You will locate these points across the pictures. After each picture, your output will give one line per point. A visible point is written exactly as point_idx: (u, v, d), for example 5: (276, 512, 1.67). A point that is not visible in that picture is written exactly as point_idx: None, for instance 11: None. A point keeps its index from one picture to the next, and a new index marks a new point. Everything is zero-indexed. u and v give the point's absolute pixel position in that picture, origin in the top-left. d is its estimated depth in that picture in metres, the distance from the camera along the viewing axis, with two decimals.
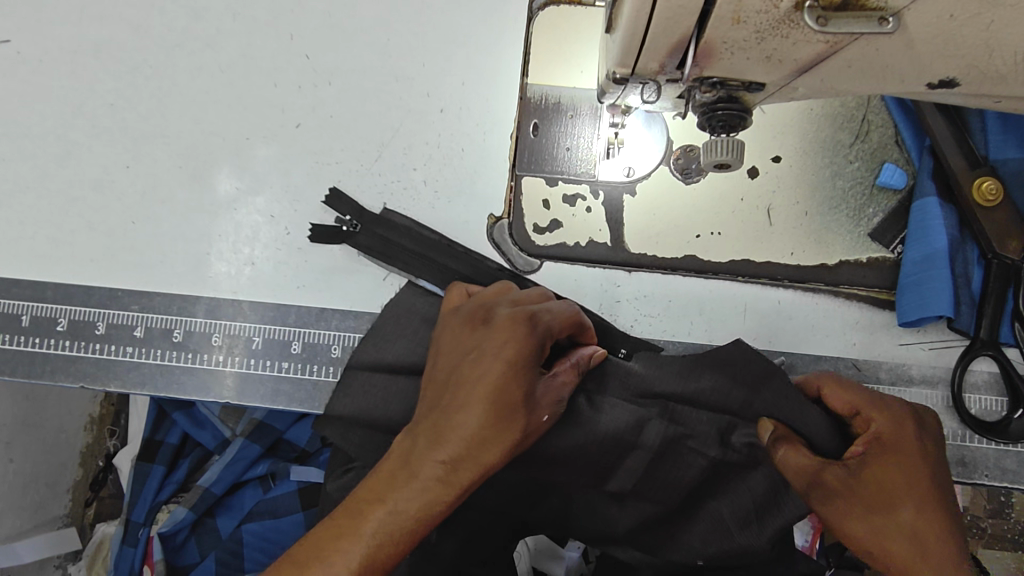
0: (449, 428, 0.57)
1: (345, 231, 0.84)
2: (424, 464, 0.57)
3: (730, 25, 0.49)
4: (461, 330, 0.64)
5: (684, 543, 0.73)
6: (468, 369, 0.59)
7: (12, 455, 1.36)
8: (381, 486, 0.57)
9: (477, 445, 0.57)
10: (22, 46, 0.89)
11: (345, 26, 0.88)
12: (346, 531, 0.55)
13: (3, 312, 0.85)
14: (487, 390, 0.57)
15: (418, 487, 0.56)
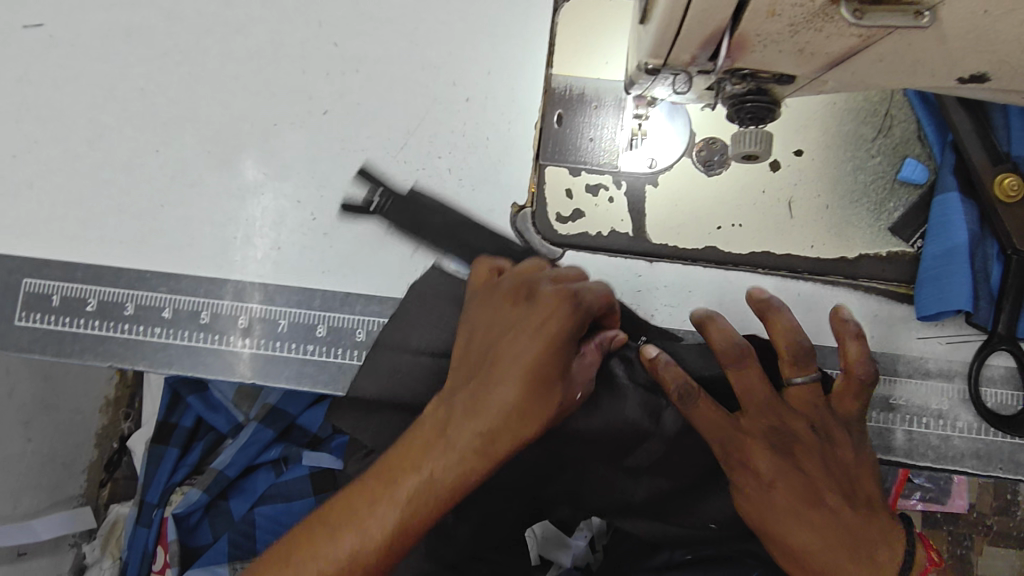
0: (483, 401, 0.59)
1: (374, 211, 0.86)
2: (460, 435, 0.59)
3: (765, 18, 0.50)
4: (505, 307, 0.65)
5: (698, 511, 0.78)
6: (510, 345, 0.61)
7: (31, 435, 1.38)
8: (410, 454, 0.60)
9: (516, 418, 0.58)
10: (55, 30, 0.91)
11: (373, 15, 0.89)
12: (375, 496, 0.58)
13: (34, 292, 0.86)
14: (529, 366, 0.58)
15: (450, 457, 0.58)
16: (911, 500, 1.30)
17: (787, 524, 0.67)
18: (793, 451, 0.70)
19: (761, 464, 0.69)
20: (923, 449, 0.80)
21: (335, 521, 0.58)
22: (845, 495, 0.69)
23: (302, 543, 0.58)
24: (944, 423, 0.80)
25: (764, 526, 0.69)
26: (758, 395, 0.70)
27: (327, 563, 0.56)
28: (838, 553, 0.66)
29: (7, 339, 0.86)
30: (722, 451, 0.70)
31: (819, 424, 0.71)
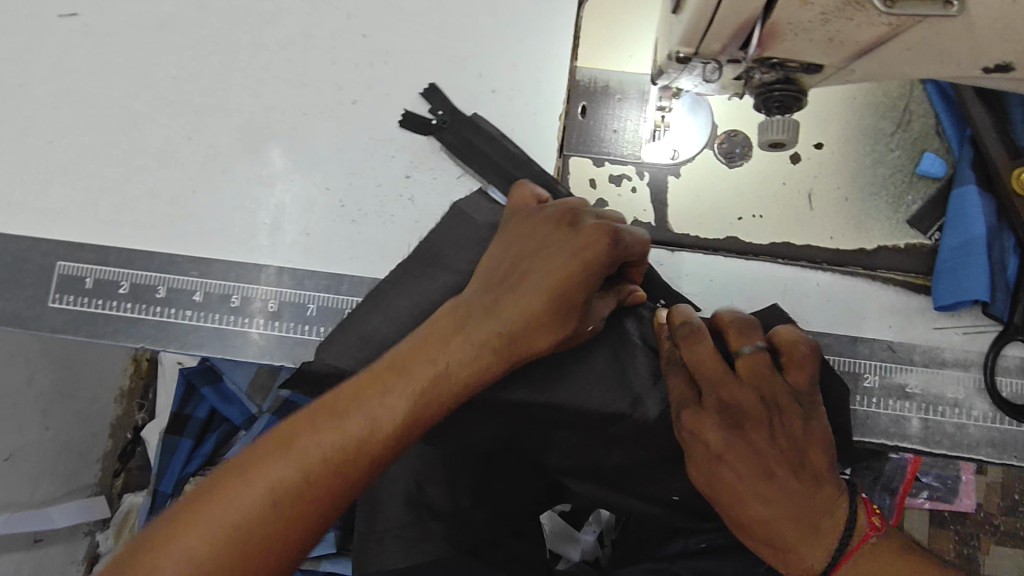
0: (507, 310, 0.61)
1: (434, 125, 0.88)
2: (479, 331, 0.60)
3: (797, 7, 0.51)
4: (541, 230, 0.66)
5: (666, 482, 0.81)
6: (543, 266, 0.62)
7: (49, 423, 1.41)
8: (423, 351, 0.60)
9: (537, 325, 0.61)
10: (90, 20, 0.93)
11: (401, 7, 0.91)
12: (382, 387, 0.58)
13: (68, 274, 0.88)
14: (560, 282, 0.60)
15: (464, 359, 0.60)
16: (919, 499, 1.32)
17: (735, 496, 0.64)
18: (748, 426, 0.65)
19: (710, 437, 0.65)
20: (938, 437, 0.81)
21: (327, 416, 0.57)
22: (794, 467, 0.65)
23: (295, 431, 0.57)
24: (959, 411, 0.81)
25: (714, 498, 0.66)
26: (707, 367, 0.66)
27: (318, 452, 0.55)
28: (780, 521, 0.64)
29: (41, 321, 0.88)
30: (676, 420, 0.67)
31: (773, 393, 0.67)
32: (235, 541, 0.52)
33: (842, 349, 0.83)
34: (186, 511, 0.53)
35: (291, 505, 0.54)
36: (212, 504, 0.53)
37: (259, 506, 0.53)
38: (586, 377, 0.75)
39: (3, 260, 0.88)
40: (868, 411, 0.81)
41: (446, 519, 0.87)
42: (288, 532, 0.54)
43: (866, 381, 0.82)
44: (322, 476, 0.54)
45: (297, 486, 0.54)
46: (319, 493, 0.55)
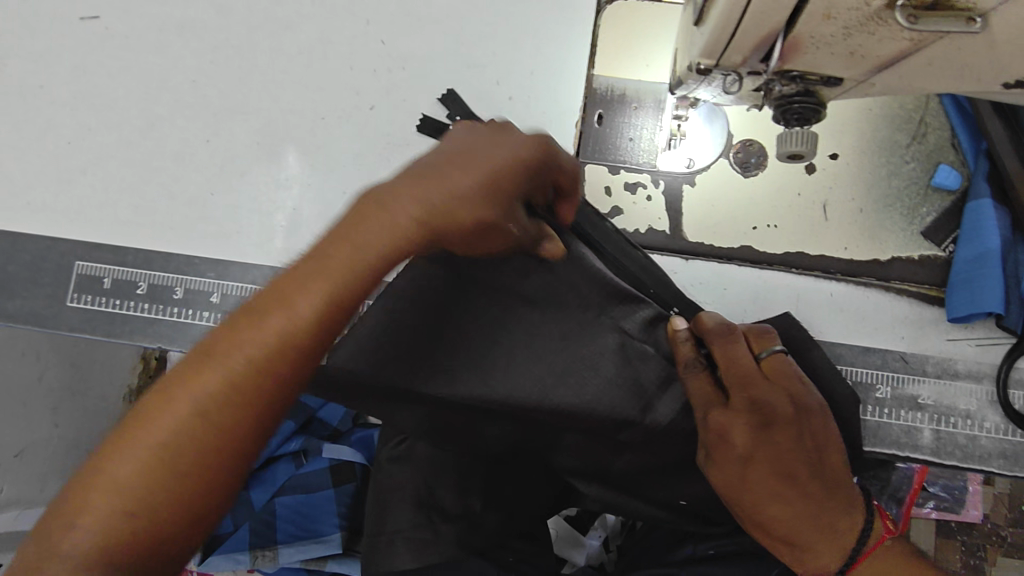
0: (415, 206, 0.55)
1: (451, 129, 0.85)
2: (392, 210, 0.55)
3: (820, 21, 0.52)
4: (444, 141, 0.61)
5: (674, 485, 0.82)
6: (447, 168, 0.57)
7: (58, 421, 1.42)
8: (318, 256, 0.55)
9: (454, 200, 0.56)
10: (111, 22, 0.94)
11: (420, 14, 0.92)
12: (281, 302, 0.53)
13: (86, 274, 0.89)
14: (488, 166, 0.57)
15: (368, 258, 0.55)
16: (925, 508, 1.32)
17: (757, 498, 0.66)
18: (776, 430, 0.65)
19: (738, 439, 0.65)
20: (950, 448, 0.81)
21: (225, 339, 0.53)
22: (816, 470, 0.66)
23: (198, 362, 0.52)
24: (972, 423, 0.81)
25: (734, 500, 0.67)
26: (740, 365, 0.68)
27: (222, 375, 0.51)
28: (799, 522, 0.66)
29: (59, 320, 0.89)
30: (704, 423, 0.67)
31: (798, 395, 0.68)
32: (152, 474, 0.49)
33: (855, 359, 0.83)
34: (100, 455, 0.50)
35: (210, 428, 0.51)
36: (120, 445, 0.50)
37: (174, 433, 0.50)
38: (599, 381, 0.75)
39: (21, 259, 0.89)
40: (879, 421, 0.82)
41: (457, 522, 0.88)
42: (215, 454, 0.51)
43: (878, 392, 0.82)
44: (234, 393, 0.51)
45: (210, 407, 0.51)
46: (234, 411, 0.51)
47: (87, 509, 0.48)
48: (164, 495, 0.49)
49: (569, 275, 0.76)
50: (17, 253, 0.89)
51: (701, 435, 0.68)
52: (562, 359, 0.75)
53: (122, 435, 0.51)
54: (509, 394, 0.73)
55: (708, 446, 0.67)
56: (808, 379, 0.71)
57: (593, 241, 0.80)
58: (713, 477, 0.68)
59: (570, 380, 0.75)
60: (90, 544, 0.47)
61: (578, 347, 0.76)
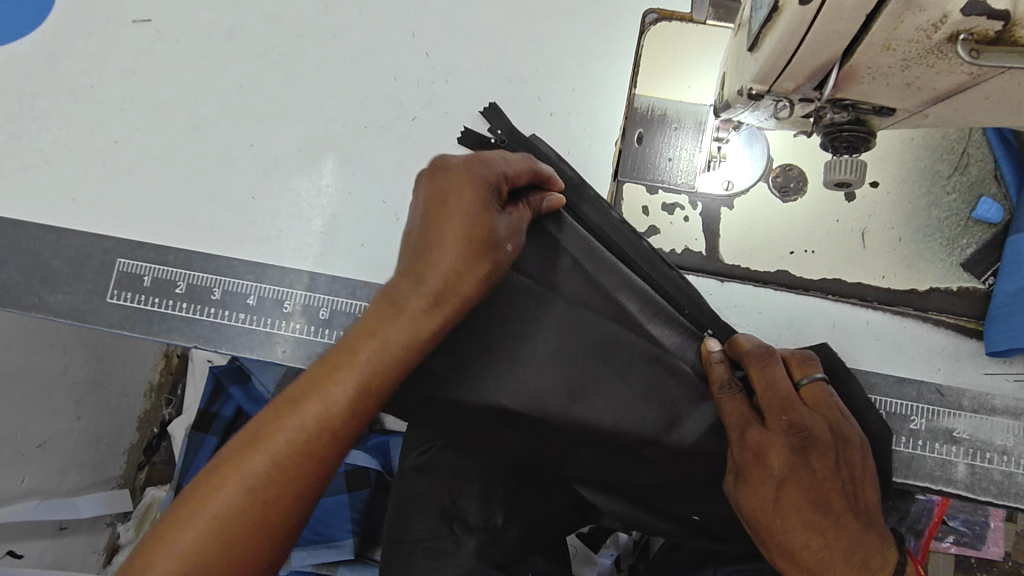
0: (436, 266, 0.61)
1: (491, 145, 0.82)
2: (403, 302, 0.62)
3: (879, 52, 0.52)
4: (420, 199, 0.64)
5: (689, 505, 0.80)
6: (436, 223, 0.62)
7: (80, 414, 1.43)
8: (354, 338, 0.62)
9: (454, 274, 0.61)
10: (162, 25, 0.96)
11: (464, 28, 0.93)
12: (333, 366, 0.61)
13: (127, 271, 0.90)
14: (458, 230, 0.61)
15: (399, 333, 0.61)
16: (944, 542, 1.30)
17: (787, 525, 0.63)
18: (812, 454, 0.65)
19: (775, 460, 0.64)
20: (985, 484, 0.80)
21: (291, 398, 0.60)
22: (849, 502, 0.65)
23: (264, 424, 0.59)
24: (1008, 459, 0.80)
25: (763, 528, 0.65)
26: (778, 389, 0.68)
27: (290, 430, 0.59)
28: (831, 555, 0.63)
29: (99, 315, 0.90)
30: (739, 442, 0.67)
31: (836, 424, 0.68)
32: (242, 522, 0.56)
33: (890, 388, 0.82)
34: (181, 507, 0.56)
35: (283, 488, 0.57)
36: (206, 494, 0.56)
37: (252, 487, 0.57)
38: (630, 391, 0.75)
39: (66, 254, 0.91)
40: (913, 453, 0.81)
41: (478, 533, 0.88)
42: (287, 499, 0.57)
43: (913, 423, 0.81)
44: (300, 456, 0.58)
45: (282, 464, 0.58)
46: (304, 469, 0.58)
47: (166, 562, 0.54)
48: (242, 545, 0.56)
49: (612, 283, 0.76)
50: (61, 247, 0.91)
51: (735, 454, 0.67)
52: (597, 368, 0.75)
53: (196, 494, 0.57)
54: (538, 399, 0.74)
55: (742, 466, 0.66)
56: (846, 414, 0.71)
57: (631, 258, 0.80)
58: (741, 500, 0.66)
59: (602, 387, 0.75)
60: None
61: (613, 358, 0.76)
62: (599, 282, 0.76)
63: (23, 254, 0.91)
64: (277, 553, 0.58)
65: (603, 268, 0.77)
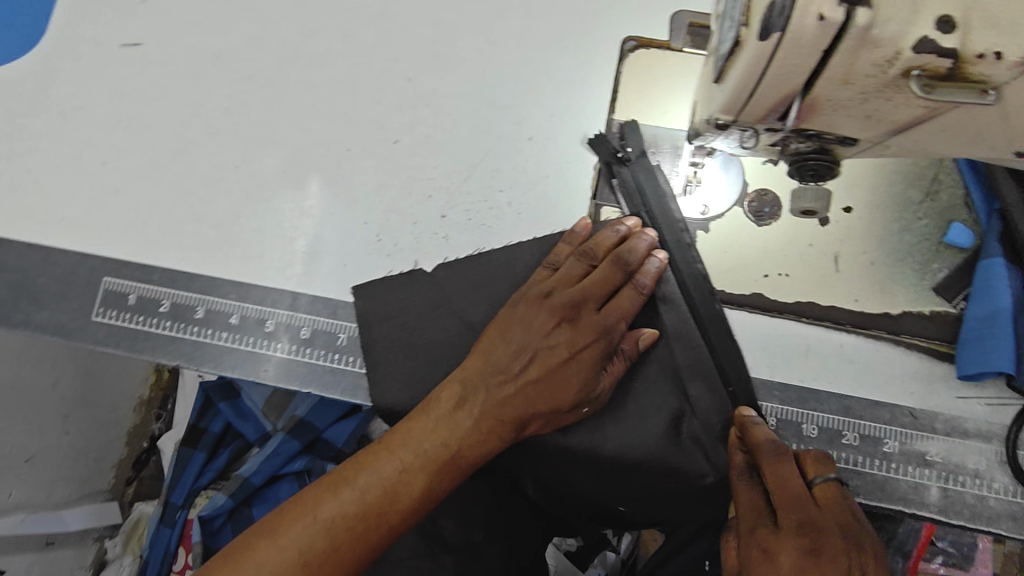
0: (539, 386, 0.75)
1: (618, 158, 0.87)
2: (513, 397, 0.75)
3: (838, 85, 0.54)
4: (546, 310, 0.78)
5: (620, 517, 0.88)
6: (554, 346, 0.76)
7: (69, 428, 1.43)
8: (457, 411, 0.75)
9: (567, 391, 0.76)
10: (151, 49, 0.98)
11: (446, 54, 0.95)
12: (434, 424, 0.74)
13: (112, 290, 0.91)
14: (587, 355, 0.76)
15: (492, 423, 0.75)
16: (933, 563, 1.29)
17: None
18: (823, 554, 0.64)
19: (783, 556, 0.64)
20: (958, 507, 0.81)
21: (378, 446, 0.74)
22: None
23: (366, 460, 0.74)
24: (980, 482, 0.81)
25: None
26: (789, 487, 0.70)
27: (379, 473, 0.72)
28: None
29: (84, 333, 0.90)
30: (749, 539, 0.68)
31: (850, 528, 0.67)
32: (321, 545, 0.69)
33: (863, 412, 0.83)
34: (281, 516, 0.71)
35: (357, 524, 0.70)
36: (303, 514, 0.70)
37: (339, 516, 0.70)
38: (653, 432, 0.81)
39: (52, 272, 0.92)
40: (886, 476, 0.82)
41: (457, 553, 0.90)
42: (362, 538, 0.70)
43: (886, 446, 0.82)
44: (382, 501, 0.71)
45: (363, 506, 0.71)
46: (381, 517, 0.71)
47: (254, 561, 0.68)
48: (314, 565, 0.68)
49: (675, 323, 0.83)
50: (48, 266, 0.92)
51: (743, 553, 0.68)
52: (630, 394, 0.82)
53: (292, 513, 0.71)
54: (573, 442, 0.81)
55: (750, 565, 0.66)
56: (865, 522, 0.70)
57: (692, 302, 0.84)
58: None
59: (627, 417, 0.81)
60: None
61: (648, 382, 0.82)
62: (664, 321, 0.83)
63: (10, 272, 0.92)
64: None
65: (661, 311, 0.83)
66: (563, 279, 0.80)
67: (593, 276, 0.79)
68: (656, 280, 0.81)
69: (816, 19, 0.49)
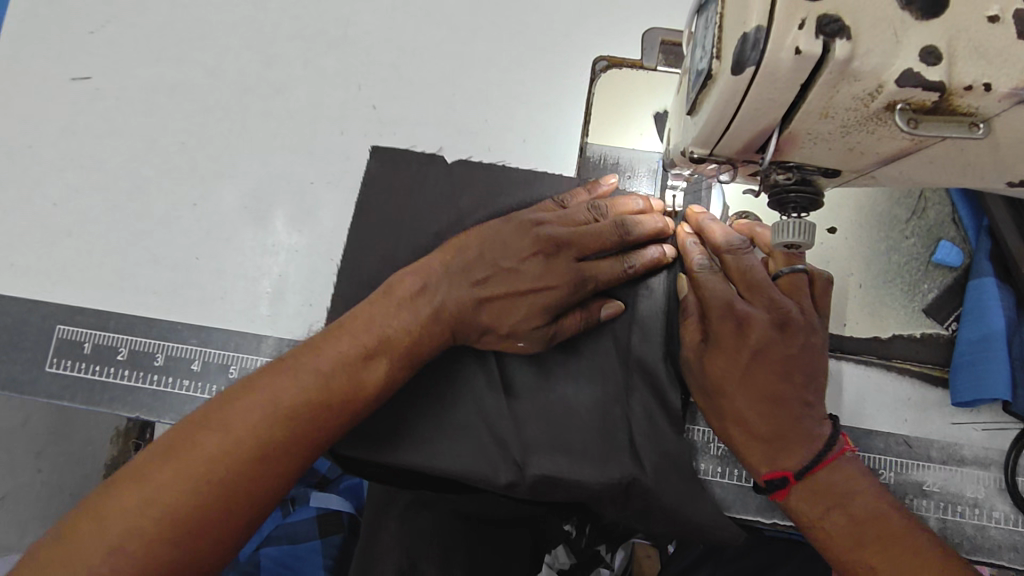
0: (495, 302, 0.74)
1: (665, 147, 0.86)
2: (467, 308, 0.73)
3: (817, 119, 0.50)
4: (529, 236, 0.74)
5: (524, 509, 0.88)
6: (521, 273, 0.73)
7: (41, 466, 1.35)
8: (412, 328, 0.71)
9: (520, 320, 0.74)
10: (102, 83, 0.93)
11: (412, 79, 0.91)
12: (389, 330, 0.70)
13: (66, 338, 0.86)
14: (549, 292, 0.73)
15: (432, 339, 0.72)
16: None
17: (827, 526, 0.66)
18: (795, 443, 0.67)
19: (783, 437, 0.67)
20: (957, 538, 0.78)
21: (340, 329, 0.70)
22: (885, 545, 0.64)
23: (312, 349, 0.69)
24: (979, 512, 0.78)
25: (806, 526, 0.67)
26: (759, 355, 0.68)
27: (324, 360, 0.67)
28: (847, 531, 0.65)
29: (37, 386, 0.86)
30: (731, 404, 0.69)
31: (795, 406, 0.68)
32: (252, 446, 0.62)
33: (858, 443, 0.80)
34: (216, 407, 0.64)
35: (280, 427, 0.63)
36: (237, 402, 0.64)
37: (271, 412, 0.63)
38: (587, 434, 0.77)
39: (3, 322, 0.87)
40: None
41: None
42: (291, 440, 0.63)
43: (881, 478, 0.79)
44: (316, 407, 0.65)
45: (301, 402, 0.64)
46: (313, 429, 0.64)
47: (174, 456, 0.60)
48: (235, 472, 0.61)
49: (648, 315, 0.81)
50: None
51: (711, 392, 0.71)
52: (580, 392, 0.79)
53: (236, 395, 0.65)
54: (469, 452, 0.75)
55: (742, 447, 0.70)
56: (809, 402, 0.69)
57: (669, 310, 0.81)
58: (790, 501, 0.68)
59: (567, 376, 0.80)
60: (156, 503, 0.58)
61: (597, 351, 0.81)
62: (638, 307, 0.82)
63: None
64: (255, 514, 0.62)
65: (638, 297, 0.82)
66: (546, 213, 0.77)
67: (592, 227, 0.75)
68: (648, 267, 0.78)
69: (792, 52, 0.46)
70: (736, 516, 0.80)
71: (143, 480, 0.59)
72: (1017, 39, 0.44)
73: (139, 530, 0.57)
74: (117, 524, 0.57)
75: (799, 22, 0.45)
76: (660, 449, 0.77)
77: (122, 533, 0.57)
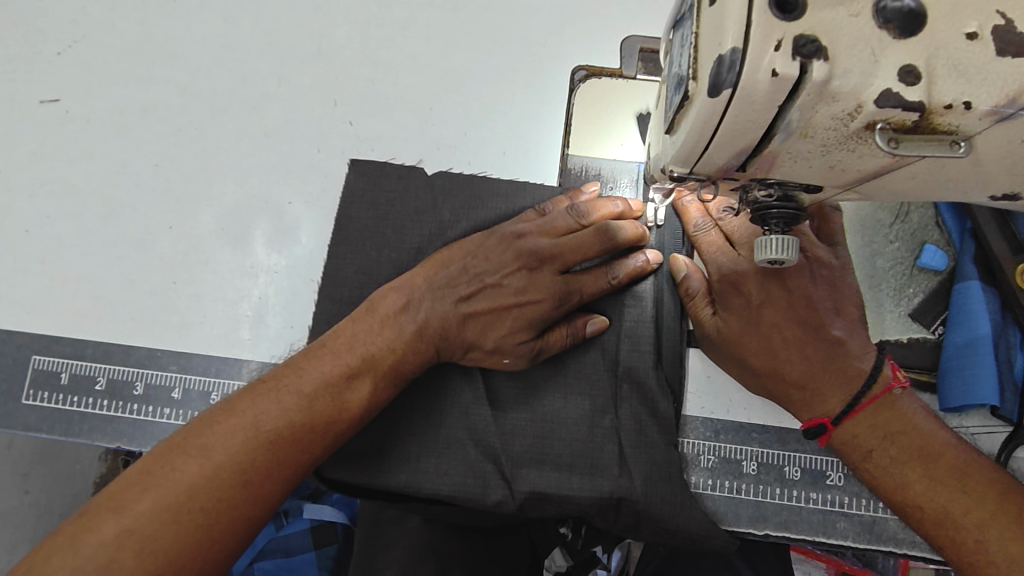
0: (478, 319, 0.73)
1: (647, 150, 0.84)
2: (452, 325, 0.72)
3: (797, 138, 0.49)
4: (512, 249, 0.74)
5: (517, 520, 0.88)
6: (505, 288, 0.73)
7: (29, 487, 1.27)
8: (395, 346, 0.70)
9: (505, 337, 0.73)
10: (72, 106, 0.91)
11: (389, 94, 0.89)
12: (373, 349, 0.69)
13: (42, 369, 0.84)
14: (531, 308, 0.72)
15: (414, 357, 0.71)
16: None
17: (877, 467, 0.68)
18: (834, 388, 0.70)
19: (817, 383, 0.71)
20: None
21: (321, 348, 0.69)
22: (944, 485, 0.65)
23: (294, 369, 0.67)
24: None
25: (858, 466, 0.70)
26: (762, 309, 0.73)
27: (307, 380, 0.66)
28: (901, 471, 0.66)
29: (14, 419, 0.84)
30: (759, 359, 0.73)
31: (826, 350, 0.71)
32: (233, 472, 0.60)
33: None
34: (196, 431, 0.62)
35: (260, 451, 0.62)
36: (218, 427, 0.62)
37: (251, 437, 0.62)
38: (575, 447, 0.76)
39: None
40: (875, 515, 0.80)
41: None
42: (275, 464, 0.62)
43: None
44: (298, 429, 0.64)
45: (283, 424, 0.63)
46: (295, 452, 0.63)
47: (151, 485, 0.59)
48: (218, 498, 0.59)
49: (632, 323, 0.80)
50: None
51: (738, 351, 0.74)
52: (567, 406, 0.78)
53: (216, 418, 0.63)
54: (457, 471, 0.74)
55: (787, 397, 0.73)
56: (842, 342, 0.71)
57: (657, 319, 0.80)
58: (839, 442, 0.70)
59: (553, 389, 0.78)
60: (137, 533, 0.56)
61: (583, 364, 0.79)
62: (623, 316, 0.80)
63: None
64: (236, 545, 0.61)
65: (624, 308, 0.80)
66: (528, 225, 0.76)
67: (576, 236, 0.73)
68: (632, 278, 0.77)
69: (769, 74, 0.44)
70: (729, 528, 0.80)
71: (123, 510, 0.57)
72: (996, 56, 0.44)
73: (118, 566, 0.55)
74: (90, 559, 0.55)
75: (775, 43, 0.44)
76: (649, 462, 0.76)
77: (100, 565, 0.55)
